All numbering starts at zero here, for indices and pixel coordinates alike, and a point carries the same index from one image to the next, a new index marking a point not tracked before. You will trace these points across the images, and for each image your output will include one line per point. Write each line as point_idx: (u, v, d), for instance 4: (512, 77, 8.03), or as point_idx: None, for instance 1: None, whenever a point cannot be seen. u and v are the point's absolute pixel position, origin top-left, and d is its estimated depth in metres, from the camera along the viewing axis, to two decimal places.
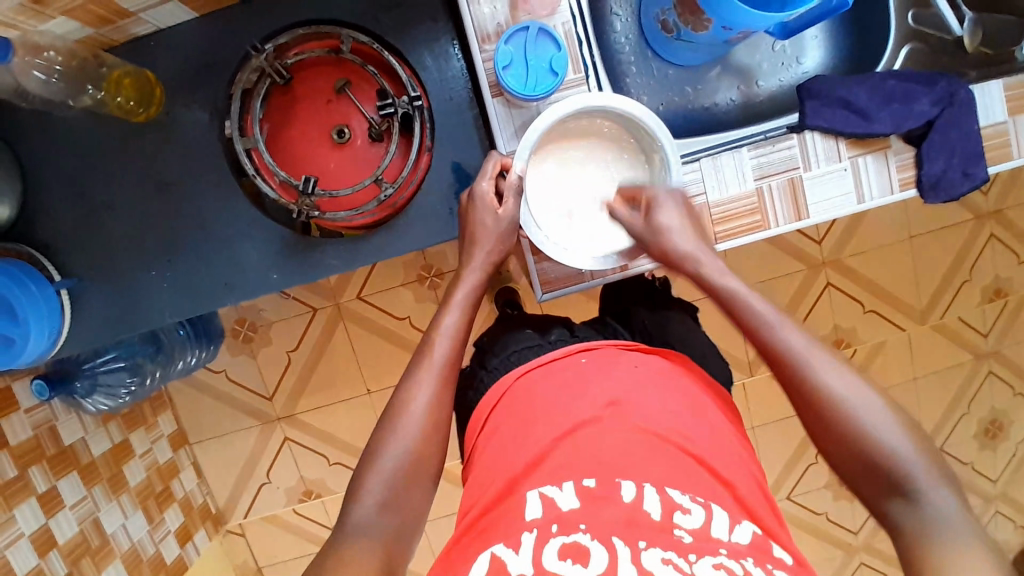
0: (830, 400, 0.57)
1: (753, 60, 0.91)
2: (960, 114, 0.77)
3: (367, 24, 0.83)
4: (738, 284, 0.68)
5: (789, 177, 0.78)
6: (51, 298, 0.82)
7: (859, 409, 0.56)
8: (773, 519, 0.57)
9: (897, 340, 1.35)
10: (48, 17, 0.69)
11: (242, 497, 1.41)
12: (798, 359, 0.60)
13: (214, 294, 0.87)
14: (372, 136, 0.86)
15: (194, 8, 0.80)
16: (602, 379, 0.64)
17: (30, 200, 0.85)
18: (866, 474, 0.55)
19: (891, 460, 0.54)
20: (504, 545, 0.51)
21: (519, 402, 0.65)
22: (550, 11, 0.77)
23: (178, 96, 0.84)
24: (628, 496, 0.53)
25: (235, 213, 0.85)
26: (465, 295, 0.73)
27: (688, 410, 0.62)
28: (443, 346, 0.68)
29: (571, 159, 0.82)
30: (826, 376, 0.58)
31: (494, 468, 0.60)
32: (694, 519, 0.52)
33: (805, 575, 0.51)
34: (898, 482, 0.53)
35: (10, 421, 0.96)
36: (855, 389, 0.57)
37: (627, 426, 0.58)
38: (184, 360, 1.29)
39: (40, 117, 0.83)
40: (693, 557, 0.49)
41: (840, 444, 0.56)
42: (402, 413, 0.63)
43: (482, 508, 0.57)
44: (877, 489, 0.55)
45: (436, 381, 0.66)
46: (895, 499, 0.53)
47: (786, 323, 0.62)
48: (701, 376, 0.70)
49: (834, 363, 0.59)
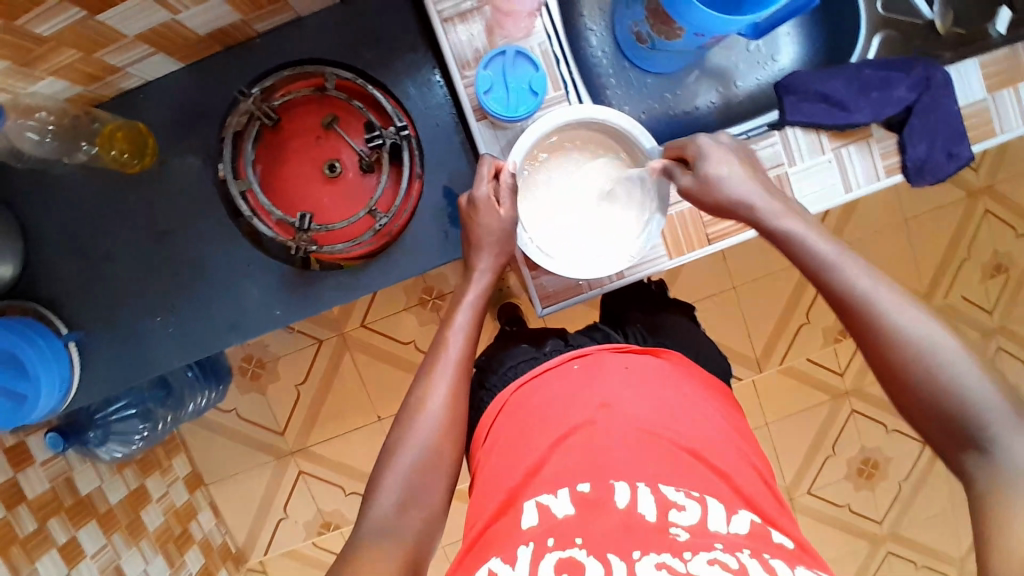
0: (901, 343, 0.56)
1: (729, 62, 0.92)
2: (938, 97, 0.77)
3: (348, 60, 0.84)
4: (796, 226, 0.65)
5: (777, 174, 0.78)
6: (59, 352, 0.83)
7: (932, 351, 0.54)
8: (776, 510, 0.58)
9: None
10: (36, 78, 0.70)
11: (262, 534, 1.41)
12: (868, 304, 0.58)
13: (219, 335, 0.87)
14: (362, 167, 0.86)
15: (180, 59, 0.82)
16: (595, 381, 0.65)
17: (32, 257, 0.86)
18: (939, 424, 0.54)
19: (963, 405, 0.52)
20: (501, 561, 0.51)
21: (515, 416, 0.66)
22: (525, 34, 0.79)
23: (171, 144, 0.85)
24: (622, 500, 0.54)
25: (232, 252, 0.86)
26: (475, 296, 0.74)
27: (681, 405, 0.63)
28: (451, 358, 0.68)
29: (553, 177, 0.83)
30: (905, 322, 0.56)
31: (494, 481, 0.61)
32: (690, 515, 0.52)
33: (805, 559, 0.52)
34: (974, 430, 0.52)
35: (26, 473, 0.97)
36: (933, 330, 0.55)
37: (622, 427, 0.59)
38: (194, 403, 1.30)
39: (38, 176, 0.85)
40: (688, 556, 0.48)
41: (921, 400, 0.55)
42: (416, 418, 0.64)
43: (484, 523, 0.58)
44: (949, 439, 0.54)
45: (451, 377, 0.67)
46: (969, 451, 0.52)
47: (857, 267, 0.60)
48: (695, 374, 0.70)
49: (905, 302, 0.57)
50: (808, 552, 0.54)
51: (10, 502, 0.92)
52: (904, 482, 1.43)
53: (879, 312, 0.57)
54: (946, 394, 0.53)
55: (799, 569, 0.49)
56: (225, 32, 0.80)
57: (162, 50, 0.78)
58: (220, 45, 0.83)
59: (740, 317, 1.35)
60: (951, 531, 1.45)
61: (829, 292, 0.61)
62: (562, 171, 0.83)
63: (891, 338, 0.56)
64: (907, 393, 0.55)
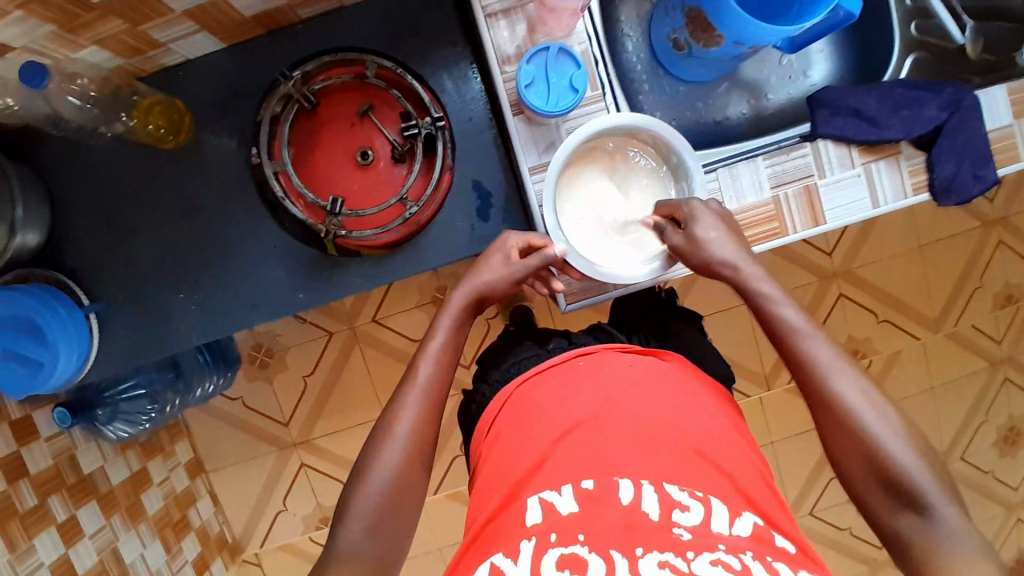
0: (846, 413, 0.60)
1: (761, 74, 0.93)
2: (965, 120, 0.79)
3: (388, 50, 0.85)
4: (770, 289, 0.69)
5: (805, 185, 0.80)
6: (80, 322, 0.83)
7: (871, 424, 0.59)
8: (778, 510, 0.57)
9: (912, 350, 1.35)
10: (79, 46, 0.71)
11: (259, 525, 1.40)
12: (819, 369, 0.63)
13: (241, 316, 0.88)
14: (394, 156, 0.87)
15: (221, 39, 0.83)
16: (599, 378, 0.65)
17: (58, 227, 0.86)
18: (878, 488, 0.58)
19: (899, 470, 0.56)
20: (503, 556, 0.52)
21: (521, 409, 0.66)
22: (567, 33, 0.80)
23: (205, 123, 0.86)
24: (626, 497, 0.54)
25: (259, 233, 0.87)
26: (450, 320, 0.73)
27: (684, 405, 0.63)
28: (424, 380, 0.69)
29: (583, 184, 0.83)
30: (847, 391, 0.61)
31: (498, 472, 0.61)
32: (693, 516, 0.52)
33: (806, 564, 0.52)
34: (909, 496, 0.55)
35: (30, 449, 0.96)
36: (875, 407, 0.60)
37: (626, 425, 0.59)
38: (203, 388, 1.30)
39: (72, 147, 0.86)
40: (691, 556, 0.49)
41: (861, 463, 0.59)
42: (386, 439, 0.65)
43: (487, 516, 0.59)
44: (885, 502, 0.57)
45: (422, 404, 0.67)
46: (906, 514, 0.56)
47: (813, 333, 0.65)
48: (700, 377, 0.70)
49: (855, 377, 0.62)
50: (809, 557, 0.54)
51: (13, 475, 0.91)
52: None
53: (829, 385, 0.62)
54: (883, 460, 0.57)
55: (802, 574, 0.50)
56: (270, 15, 0.81)
57: (206, 29, 0.79)
58: (261, 28, 0.84)
59: (750, 333, 1.35)
60: None
61: (788, 354, 0.66)
62: (588, 176, 0.83)
63: (835, 403, 0.61)
64: (852, 456, 0.60)
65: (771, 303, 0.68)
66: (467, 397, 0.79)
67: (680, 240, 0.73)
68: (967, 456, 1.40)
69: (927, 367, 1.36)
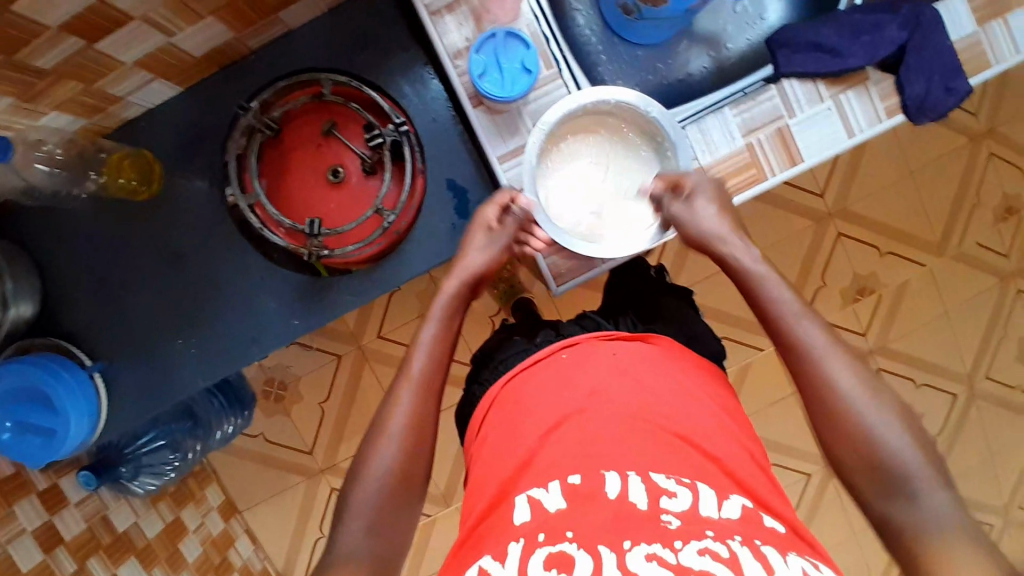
0: (839, 399, 0.60)
1: (718, 25, 0.93)
2: (929, 34, 0.77)
3: (342, 65, 0.85)
4: (761, 270, 0.69)
5: (777, 127, 0.79)
6: (86, 383, 0.84)
7: (863, 410, 0.59)
8: (768, 490, 0.58)
9: (919, 278, 1.34)
10: (40, 113, 0.72)
11: (301, 555, 1.40)
12: (812, 356, 0.62)
13: (242, 352, 0.88)
14: (365, 169, 0.87)
15: (177, 83, 0.83)
16: (586, 369, 0.64)
17: (51, 294, 0.87)
18: (868, 473, 0.58)
19: (895, 458, 0.57)
20: (491, 559, 0.52)
21: (509, 407, 0.66)
22: (513, 17, 0.79)
23: (176, 170, 0.87)
24: (613, 491, 0.53)
25: (247, 268, 0.87)
26: (442, 308, 0.74)
27: (670, 390, 0.62)
28: (422, 368, 0.69)
29: (555, 188, 0.81)
30: (839, 377, 0.61)
31: (487, 474, 0.61)
32: (680, 502, 0.52)
33: (796, 542, 0.52)
34: (900, 480, 0.56)
35: (62, 516, 0.97)
36: (871, 397, 0.59)
37: (612, 417, 0.59)
38: (221, 431, 1.31)
39: (50, 213, 0.86)
40: (679, 545, 0.49)
41: (852, 452, 0.59)
42: (381, 432, 0.65)
43: (476, 518, 0.58)
44: (877, 489, 0.57)
45: (416, 397, 0.67)
46: (893, 498, 0.56)
47: (806, 317, 0.65)
48: (686, 357, 0.69)
49: (848, 363, 0.61)
50: (799, 534, 0.54)
51: (49, 543, 0.92)
52: (939, 437, 1.39)
53: (825, 370, 0.61)
54: (875, 448, 0.57)
55: (790, 555, 0.50)
56: (220, 51, 0.81)
57: (161, 76, 0.79)
58: (215, 65, 0.84)
59: None
60: (997, 483, 1.41)
61: (779, 338, 0.65)
62: (555, 178, 0.81)
63: (826, 390, 0.61)
64: (844, 441, 0.59)
65: (764, 284, 0.68)
66: (466, 400, 0.78)
67: (681, 209, 0.73)
68: (992, 375, 1.38)
69: (936, 292, 1.34)
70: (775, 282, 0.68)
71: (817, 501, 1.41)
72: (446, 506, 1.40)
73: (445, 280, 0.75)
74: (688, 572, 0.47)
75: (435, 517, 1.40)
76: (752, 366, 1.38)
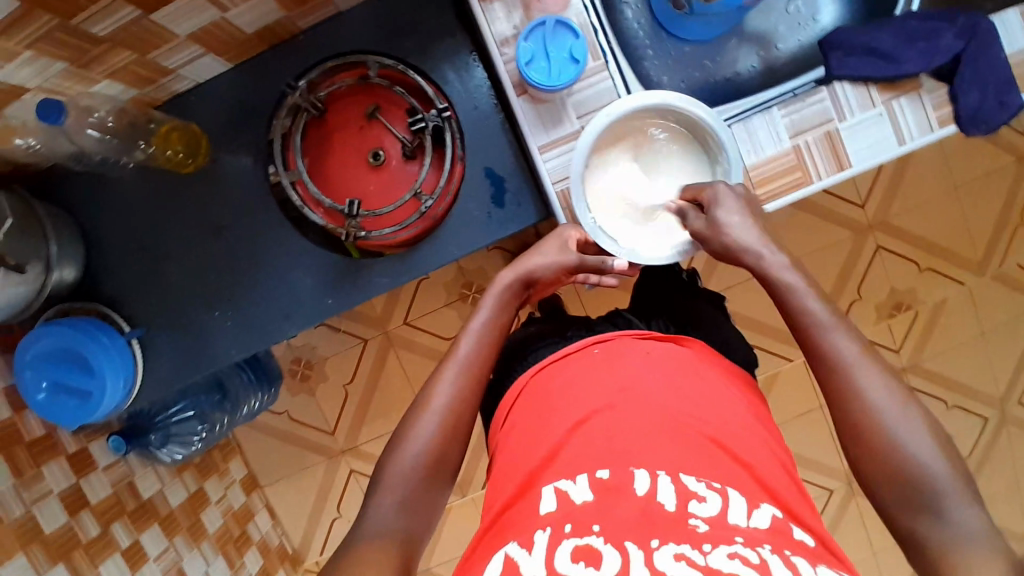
0: (867, 411, 0.59)
1: (769, 24, 0.92)
2: (985, 45, 0.76)
3: (389, 49, 0.86)
4: (793, 279, 0.67)
5: (826, 130, 0.78)
6: (123, 348, 0.86)
7: (892, 423, 0.58)
8: (799, 502, 0.57)
9: (958, 297, 1.31)
10: (93, 80, 0.74)
11: (317, 534, 1.42)
12: (845, 366, 0.61)
13: (275, 328, 0.89)
14: (405, 154, 0.88)
15: (228, 59, 0.85)
16: (614, 366, 0.64)
17: (95, 260, 0.90)
18: (894, 487, 0.57)
19: (924, 474, 0.55)
20: (518, 546, 0.52)
21: (537, 397, 0.66)
22: (562, 7, 0.79)
23: (220, 144, 0.88)
24: (642, 488, 0.54)
25: (284, 245, 0.88)
26: (495, 298, 0.73)
27: (701, 393, 0.62)
28: (469, 351, 0.69)
29: (606, 220, 0.81)
30: (869, 388, 0.60)
31: (511, 464, 0.61)
32: (710, 507, 0.52)
33: (826, 557, 0.52)
34: (926, 496, 0.55)
35: (89, 480, 1.00)
36: (900, 406, 0.58)
37: (643, 413, 0.59)
38: (249, 406, 1.32)
39: (98, 181, 0.89)
40: (708, 548, 0.49)
41: (877, 466, 0.58)
42: (423, 410, 0.66)
43: (498, 510, 0.59)
44: (903, 503, 0.56)
45: (460, 379, 0.68)
46: (921, 514, 0.55)
47: (837, 327, 0.63)
48: (719, 363, 0.69)
49: (880, 373, 0.60)
50: (828, 549, 0.53)
51: (75, 507, 0.94)
52: (968, 461, 1.36)
53: (855, 382, 0.60)
54: (903, 463, 0.56)
55: (820, 566, 0.49)
56: (271, 29, 0.83)
57: (211, 51, 0.81)
58: (265, 43, 0.86)
59: None
60: None
61: (810, 348, 0.64)
62: (602, 212, 0.81)
63: (854, 401, 0.60)
64: (870, 452, 0.58)
65: (795, 291, 0.66)
66: (492, 389, 0.78)
67: (702, 224, 0.72)
68: None
69: (974, 313, 1.31)
70: (807, 291, 0.66)
71: (837, 517, 1.39)
72: (462, 496, 1.40)
73: (499, 274, 0.75)
74: (717, 573, 0.47)
75: (449, 506, 1.40)
76: (779, 376, 1.36)
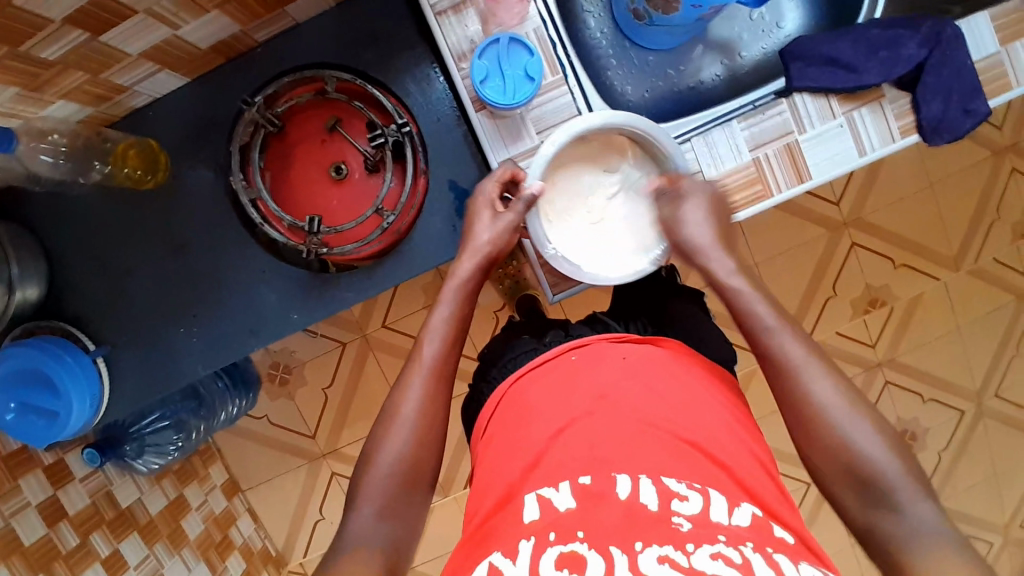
0: (818, 412, 0.59)
1: (732, 32, 0.91)
2: (949, 53, 0.75)
3: (349, 62, 0.85)
4: (738, 283, 0.67)
5: (785, 143, 0.77)
6: (88, 367, 0.85)
7: (847, 426, 0.58)
8: (780, 504, 0.57)
9: (934, 291, 1.31)
10: (45, 102, 0.72)
11: (301, 536, 1.43)
12: (794, 372, 0.61)
13: (242, 342, 0.89)
14: (368, 168, 0.87)
15: (185, 74, 0.83)
16: (592, 371, 0.64)
17: (58, 279, 0.89)
18: (860, 486, 0.56)
19: (879, 471, 0.55)
20: (502, 556, 0.51)
21: (516, 407, 0.66)
22: (519, 20, 0.78)
23: (181, 159, 0.87)
24: (624, 492, 0.53)
25: (247, 258, 0.88)
26: (456, 289, 0.73)
27: (678, 396, 0.62)
28: (431, 353, 0.68)
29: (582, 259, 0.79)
30: (818, 390, 0.59)
31: (493, 476, 0.61)
32: (691, 505, 0.52)
33: (806, 555, 0.51)
34: (884, 492, 0.55)
35: (67, 491, 1.00)
36: (846, 405, 0.58)
37: (622, 419, 0.59)
38: (226, 411, 1.32)
39: (58, 199, 0.88)
40: (691, 548, 0.48)
41: (837, 467, 0.57)
42: (391, 421, 0.65)
43: (482, 517, 0.59)
44: (863, 501, 0.56)
45: (427, 381, 0.67)
46: (880, 509, 0.55)
47: (785, 331, 0.63)
48: (697, 363, 0.69)
49: (828, 377, 0.60)
50: (809, 549, 0.53)
51: (53, 519, 0.95)
52: (944, 453, 1.37)
53: (801, 383, 0.60)
54: (864, 463, 0.56)
55: (802, 564, 0.48)
56: (226, 43, 0.81)
57: (166, 67, 0.79)
58: (222, 57, 0.84)
59: None
60: (1001, 501, 1.39)
61: (760, 355, 0.63)
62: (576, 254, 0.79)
63: (807, 407, 0.59)
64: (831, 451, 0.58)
65: (742, 293, 0.66)
66: (469, 395, 0.79)
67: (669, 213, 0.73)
68: (1002, 393, 1.35)
69: (951, 308, 1.32)
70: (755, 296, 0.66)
71: (816, 509, 1.40)
72: (445, 496, 1.41)
73: (456, 262, 0.74)
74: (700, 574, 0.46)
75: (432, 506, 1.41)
76: (758, 373, 1.37)
